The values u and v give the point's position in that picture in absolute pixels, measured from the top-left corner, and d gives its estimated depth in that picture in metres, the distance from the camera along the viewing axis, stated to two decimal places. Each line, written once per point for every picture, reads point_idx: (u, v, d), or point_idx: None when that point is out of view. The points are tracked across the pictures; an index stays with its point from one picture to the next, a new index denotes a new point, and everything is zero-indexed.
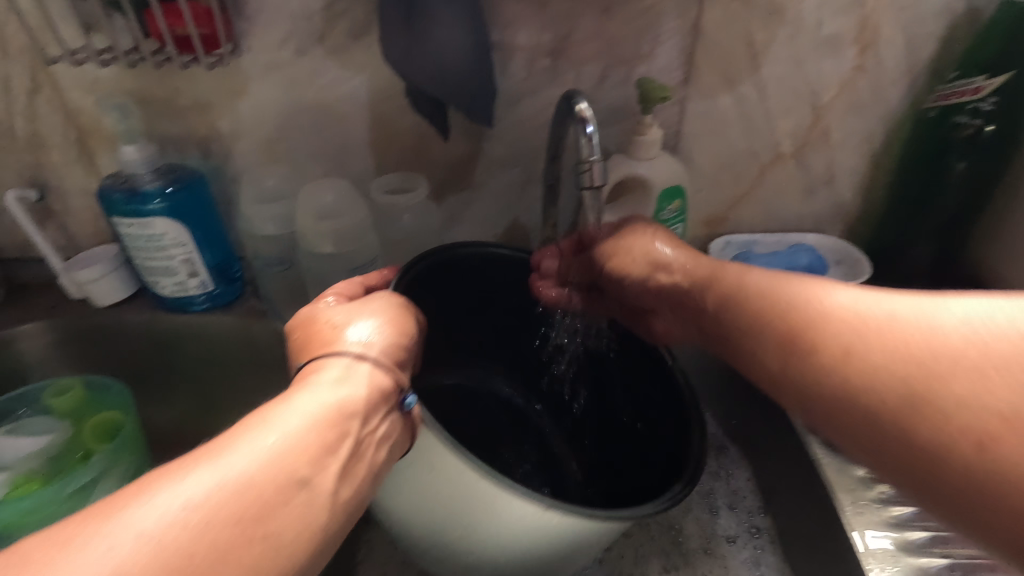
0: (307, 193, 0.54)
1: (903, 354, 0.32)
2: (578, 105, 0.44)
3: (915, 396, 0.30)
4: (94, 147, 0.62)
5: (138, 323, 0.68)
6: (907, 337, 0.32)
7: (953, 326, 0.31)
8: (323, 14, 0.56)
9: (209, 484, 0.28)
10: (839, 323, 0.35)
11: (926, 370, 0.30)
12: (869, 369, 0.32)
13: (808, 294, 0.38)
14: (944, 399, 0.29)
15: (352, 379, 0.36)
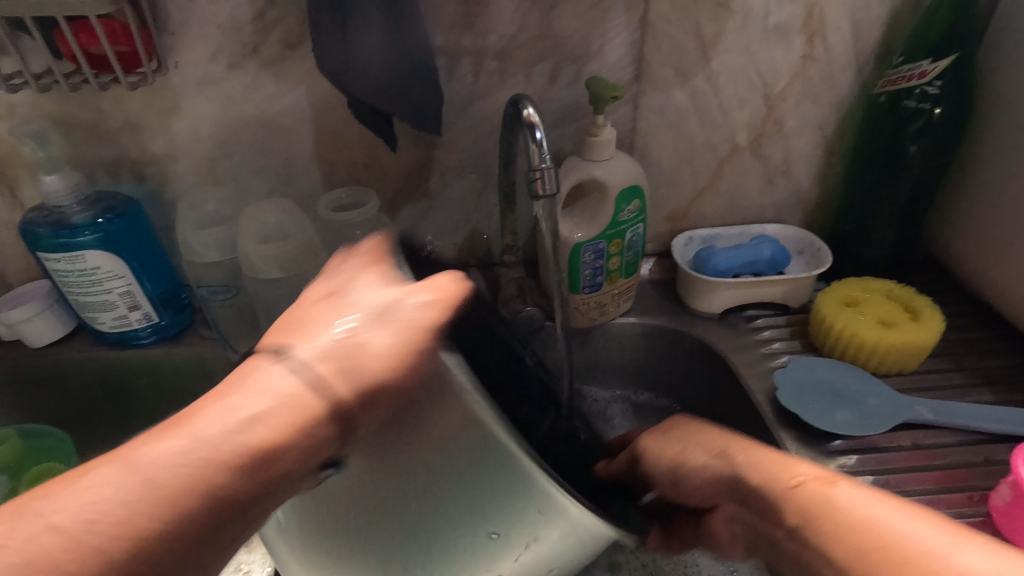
0: (248, 215, 0.51)
1: (784, 490, 0.36)
2: (525, 110, 0.44)
3: (755, 493, 0.37)
4: (15, 178, 0.58)
5: (77, 361, 0.63)
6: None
7: (784, 463, 0.37)
8: (254, 24, 0.53)
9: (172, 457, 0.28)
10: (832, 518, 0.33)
11: (766, 499, 0.37)
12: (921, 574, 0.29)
13: (842, 497, 0.34)
14: (864, 531, 0.32)
15: (179, 452, 0.28)
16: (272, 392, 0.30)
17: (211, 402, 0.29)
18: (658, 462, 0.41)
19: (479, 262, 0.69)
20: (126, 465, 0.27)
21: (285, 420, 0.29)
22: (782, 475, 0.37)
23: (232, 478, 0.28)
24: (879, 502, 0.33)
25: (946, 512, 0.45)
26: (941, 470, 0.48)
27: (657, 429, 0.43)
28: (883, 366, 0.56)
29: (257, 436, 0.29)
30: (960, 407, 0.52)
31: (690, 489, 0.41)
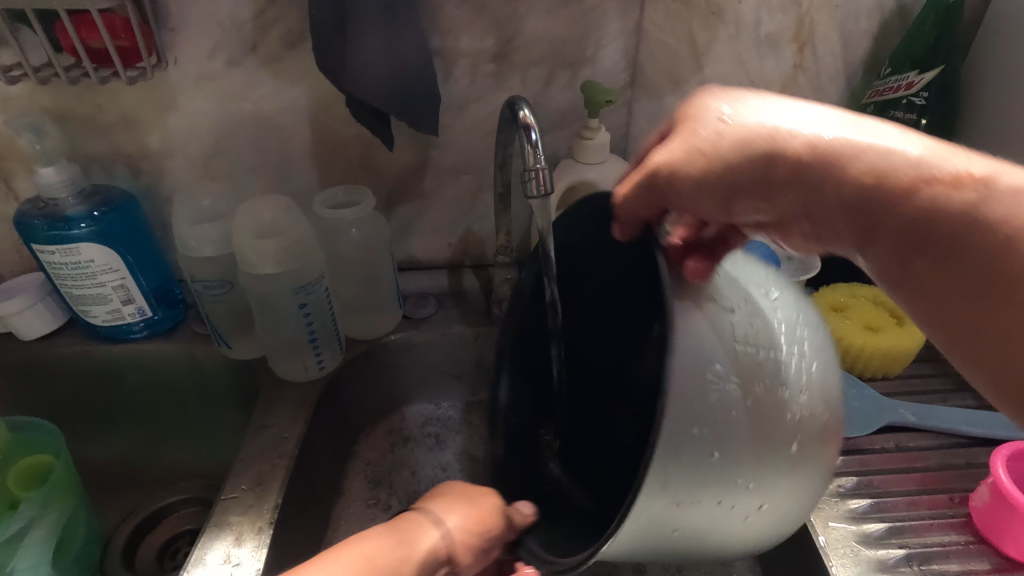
0: (244, 210, 0.51)
1: (844, 186, 0.29)
2: (520, 112, 0.45)
3: (820, 212, 0.31)
4: (10, 170, 0.58)
5: (68, 354, 0.63)
6: (905, 205, 0.28)
7: (865, 139, 0.29)
8: (254, 23, 0.53)
9: None
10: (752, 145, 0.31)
11: (812, 183, 0.30)
12: (901, 200, 0.28)
13: (786, 138, 0.30)
14: (968, 225, 0.26)
15: (361, 545, 0.37)
16: (438, 532, 0.39)
17: (370, 531, 0.38)
18: (681, 184, 0.33)
19: (472, 263, 0.69)
20: (353, 554, 0.36)
21: (473, 515, 0.41)
22: (768, 155, 0.30)
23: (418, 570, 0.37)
24: (960, 155, 0.28)
25: (926, 512, 0.46)
26: (923, 472, 0.49)
27: (683, 125, 0.33)
28: (868, 370, 0.57)
29: (455, 525, 0.40)
30: (940, 411, 0.53)
31: (704, 195, 0.32)
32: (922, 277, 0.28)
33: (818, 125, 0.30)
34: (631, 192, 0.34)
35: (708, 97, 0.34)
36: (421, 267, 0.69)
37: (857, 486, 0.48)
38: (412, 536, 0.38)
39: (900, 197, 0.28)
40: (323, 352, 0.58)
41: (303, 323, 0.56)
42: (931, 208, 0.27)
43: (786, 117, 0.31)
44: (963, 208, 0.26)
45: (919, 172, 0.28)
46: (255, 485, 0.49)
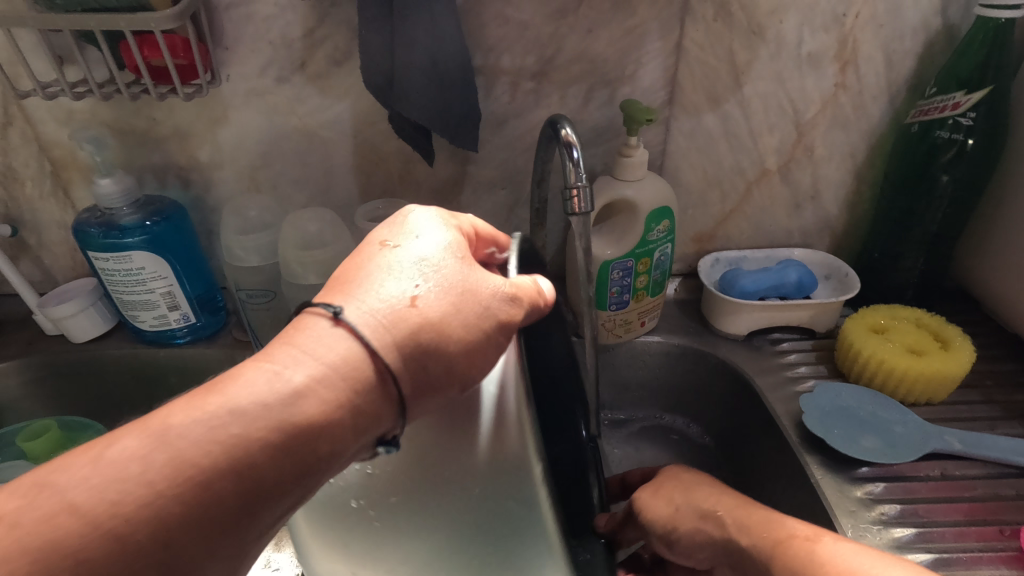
0: (291, 222, 0.53)
1: (744, 544, 0.38)
2: (562, 130, 0.45)
3: (743, 568, 0.38)
4: (69, 180, 0.61)
5: (116, 356, 0.65)
6: (778, 565, 0.35)
7: (718, 506, 0.40)
8: (304, 41, 0.55)
9: (194, 437, 0.27)
10: (684, 498, 0.42)
11: (743, 545, 0.38)
12: (757, 538, 0.37)
13: (698, 495, 0.41)
14: (798, 569, 0.34)
15: (320, 354, 0.31)
16: (347, 330, 0.32)
17: (319, 312, 0.32)
18: (653, 523, 0.41)
19: None
20: (293, 351, 0.31)
21: (450, 291, 0.34)
22: (718, 504, 0.40)
23: (363, 397, 0.31)
24: (849, 547, 0.34)
25: (974, 544, 0.44)
26: (970, 502, 0.47)
27: (674, 472, 0.44)
28: (910, 395, 0.55)
29: (430, 305, 0.33)
30: (989, 439, 0.51)
31: (663, 535, 0.41)
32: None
33: (731, 506, 0.40)
34: (647, 517, 0.41)
35: (674, 475, 0.44)
36: None
37: (901, 515, 0.47)
38: (299, 338, 0.31)
39: (777, 560, 0.35)
40: None
41: None
42: (793, 569, 0.34)
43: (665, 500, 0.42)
44: (818, 563, 0.34)
45: (791, 541, 0.36)
46: None
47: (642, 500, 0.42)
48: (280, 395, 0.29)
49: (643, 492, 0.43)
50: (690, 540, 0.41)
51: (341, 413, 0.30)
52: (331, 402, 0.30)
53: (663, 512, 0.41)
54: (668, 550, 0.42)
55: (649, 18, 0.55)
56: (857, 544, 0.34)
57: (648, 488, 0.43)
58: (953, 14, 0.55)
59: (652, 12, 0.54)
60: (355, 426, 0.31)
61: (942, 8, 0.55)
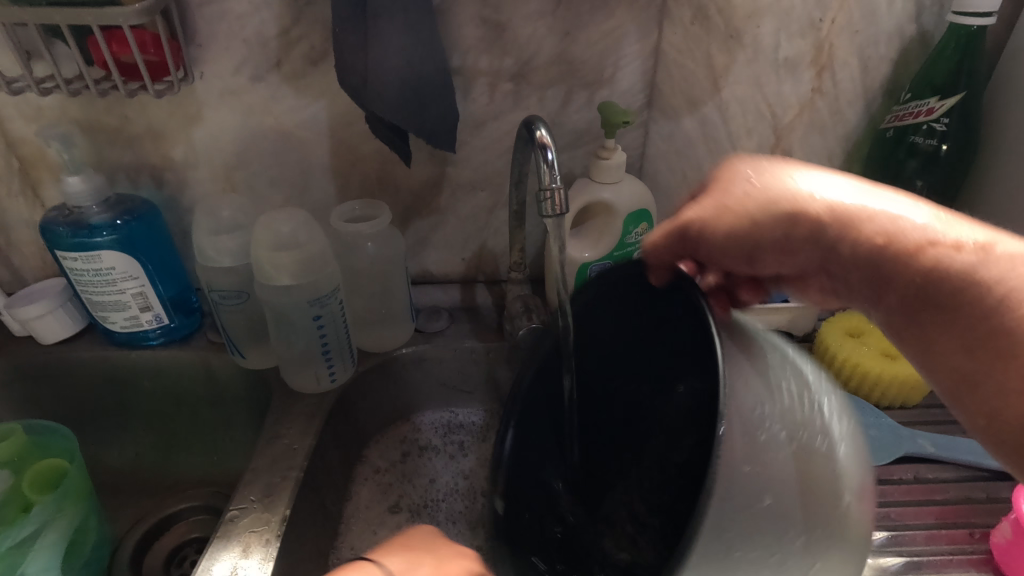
0: (264, 223, 0.52)
1: (859, 249, 0.33)
2: (537, 131, 0.45)
3: (834, 265, 0.34)
4: (38, 179, 0.60)
5: (86, 358, 0.64)
6: (892, 250, 0.32)
7: (870, 206, 0.33)
8: (279, 40, 0.54)
9: None
10: (748, 198, 0.36)
11: (825, 243, 0.34)
12: (842, 227, 0.33)
13: (799, 206, 0.34)
14: (931, 278, 0.30)
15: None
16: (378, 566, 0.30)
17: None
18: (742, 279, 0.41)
19: (485, 278, 0.69)
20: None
21: (409, 554, 0.31)
22: (778, 205, 0.35)
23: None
24: (963, 227, 0.31)
25: (945, 547, 0.45)
26: (941, 505, 0.48)
27: (711, 190, 0.38)
28: (885, 398, 0.56)
29: (387, 567, 0.30)
30: (961, 442, 0.52)
31: (734, 254, 0.38)
32: (879, 294, 0.33)
33: (836, 193, 0.34)
34: (664, 246, 0.39)
35: (741, 163, 0.37)
36: (435, 281, 0.70)
37: (874, 518, 0.47)
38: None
39: (887, 290, 0.32)
40: (335, 364, 0.58)
41: (317, 334, 0.56)
42: (878, 249, 0.32)
43: (813, 184, 0.35)
44: (922, 248, 0.31)
45: (904, 238, 0.31)
46: (264, 496, 0.49)
47: (726, 208, 0.37)
48: None
49: (759, 172, 0.36)
50: (774, 262, 0.37)
51: None
52: None
53: (683, 230, 0.38)
54: (730, 267, 0.39)
55: (626, 22, 0.55)
56: (982, 229, 0.31)
57: (748, 175, 0.36)
58: (927, 22, 0.56)
59: (630, 16, 0.55)
60: None
61: (915, 15, 0.56)
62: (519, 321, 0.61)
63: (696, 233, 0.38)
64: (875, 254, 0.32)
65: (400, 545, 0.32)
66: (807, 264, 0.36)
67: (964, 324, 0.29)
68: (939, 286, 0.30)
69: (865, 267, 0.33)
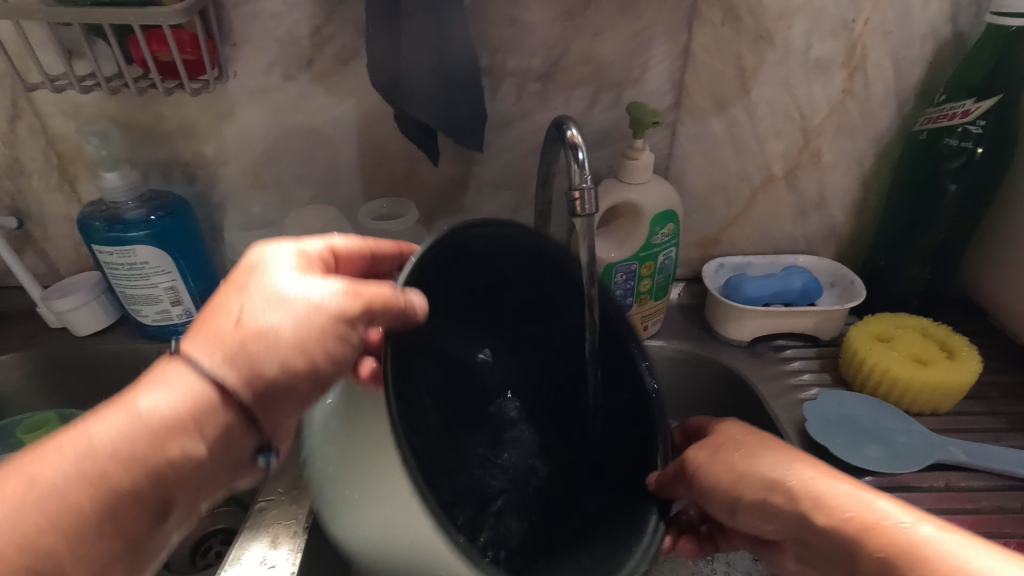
0: (294, 220, 0.53)
1: (831, 521, 0.35)
2: (568, 131, 0.45)
3: (799, 526, 0.37)
4: (75, 174, 0.61)
5: (118, 350, 0.65)
6: (857, 533, 0.35)
7: (830, 492, 0.36)
8: (311, 39, 0.55)
9: (115, 430, 0.31)
10: (732, 473, 0.39)
11: (801, 516, 0.37)
12: (816, 510, 0.36)
13: (772, 468, 0.38)
14: (887, 553, 0.33)
15: (171, 392, 0.33)
16: (183, 365, 0.33)
17: (233, 296, 0.35)
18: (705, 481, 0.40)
19: None
20: (161, 380, 0.33)
21: (297, 335, 0.34)
22: (729, 472, 0.40)
23: (211, 425, 0.33)
24: (914, 516, 0.34)
25: None
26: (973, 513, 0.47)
27: (703, 443, 0.42)
28: (914, 404, 0.55)
29: (259, 348, 0.33)
30: (998, 450, 0.51)
31: (720, 504, 0.40)
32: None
33: (822, 478, 0.37)
34: (686, 492, 0.40)
35: (735, 430, 0.43)
36: None
37: None
38: (166, 381, 0.33)
39: (855, 539, 0.35)
40: None
41: None
42: (842, 535, 0.35)
43: (801, 472, 0.38)
44: (882, 545, 0.34)
45: (875, 529, 0.34)
46: (291, 489, 0.51)
47: (719, 465, 0.40)
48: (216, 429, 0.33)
49: (738, 455, 0.40)
50: (750, 511, 0.39)
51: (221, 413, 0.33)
52: (271, 391, 0.34)
53: (674, 468, 0.41)
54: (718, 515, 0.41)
55: (656, 22, 0.55)
56: (927, 519, 0.34)
57: (727, 449, 0.41)
58: (963, 22, 0.55)
59: (659, 16, 0.54)
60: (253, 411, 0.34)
61: (952, 15, 0.55)
62: None
63: (691, 471, 0.40)
64: (839, 548, 0.35)
65: (298, 259, 0.38)
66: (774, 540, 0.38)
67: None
68: (899, 566, 0.33)
69: (829, 551, 0.36)
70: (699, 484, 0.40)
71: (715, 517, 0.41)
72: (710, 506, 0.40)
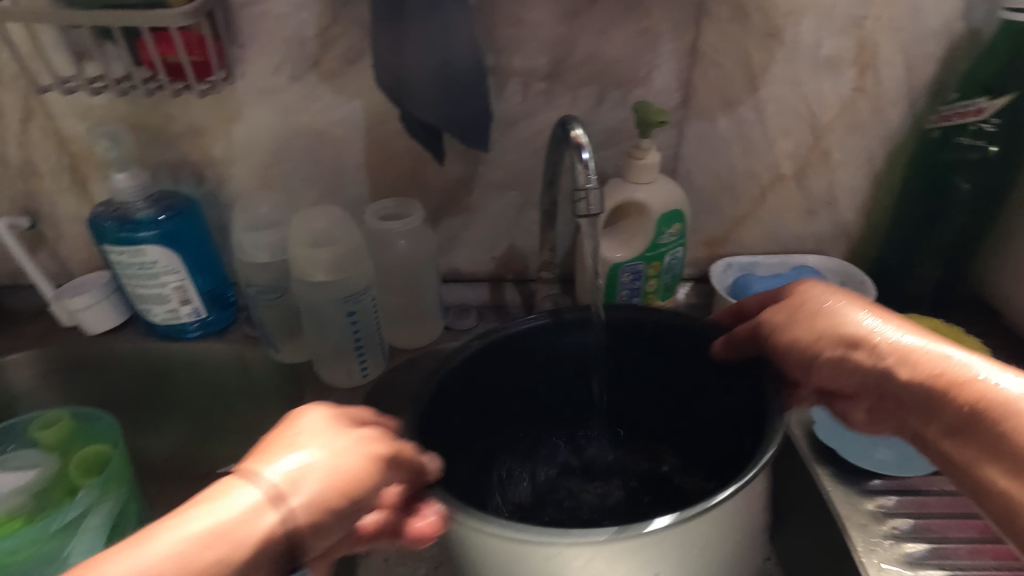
0: (300, 220, 0.54)
1: (915, 387, 0.35)
2: (573, 131, 0.45)
3: (893, 396, 0.37)
4: (86, 174, 0.62)
5: (127, 349, 0.66)
6: (941, 385, 0.34)
7: (924, 346, 0.36)
8: (317, 40, 0.55)
9: (164, 549, 0.28)
10: (830, 317, 0.40)
11: (885, 372, 0.37)
12: (903, 368, 0.36)
13: (858, 328, 0.39)
14: (977, 413, 0.32)
15: (234, 512, 0.30)
16: (264, 508, 0.30)
17: (279, 448, 0.34)
18: (789, 346, 0.42)
19: (514, 277, 0.70)
20: (209, 511, 0.30)
21: (334, 475, 0.33)
22: (819, 326, 0.41)
23: (252, 556, 0.29)
24: (1009, 373, 0.32)
25: (990, 562, 0.43)
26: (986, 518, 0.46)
27: (784, 304, 0.43)
28: None
29: (306, 491, 0.31)
30: None
31: (796, 357, 0.42)
32: (926, 430, 0.35)
33: (905, 334, 0.37)
34: (788, 341, 0.42)
35: (815, 288, 0.43)
36: (463, 279, 0.70)
37: (914, 530, 0.45)
38: (233, 497, 0.31)
39: (898, 368, 0.36)
40: (367, 360, 0.59)
41: (350, 330, 0.57)
42: (913, 378, 0.35)
43: (889, 326, 0.38)
44: (965, 399, 0.33)
45: (961, 386, 0.33)
46: None
47: (804, 331, 0.41)
48: (249, 529, 0.30)
49: (840, 300, 0.41)
50: (828, 372, 0.40)
51: (268, 521, 0.30)
52: (325, 520, 0.31)
53: (761, 321, 0.44)
54: (794, 374, 0.43)
55: (663, 20, 0.54)
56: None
57: (804, 301, 0.42)
58: (977, 18, 0.54)
59: (666, 14, 0.54)
60: (312, 538, 0.31)
61: (965, 11, 0.54)
62: None
63: (769, 339, 0.43)
64: (922, 397, 0.35)
65: (332, 420, 0.36)
66: (880, 407, 0.39)
67: (975, 429, 0.32)
68: (972, 422, 0.32)
69: (903, 399, 0.36)
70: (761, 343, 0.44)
71: (792, 378, 0.43)
72: (790, 364, 0.42)
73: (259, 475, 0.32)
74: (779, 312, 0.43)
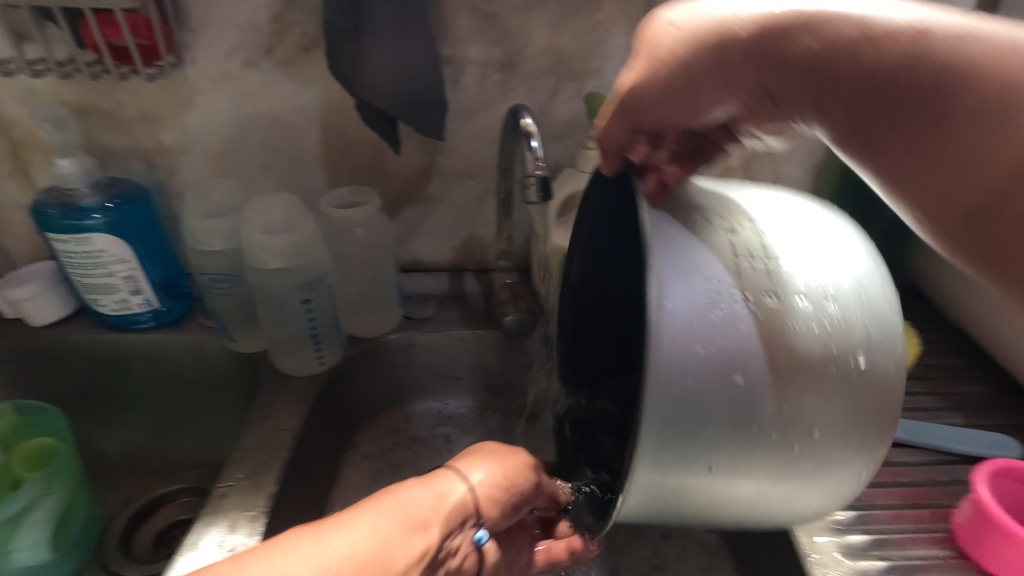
0: (255, 207, 0.53)
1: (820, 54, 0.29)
2: (523, 120, 0.46)
3: (799, 86, 0.30)
4: (29, 160, 0.60)
5: (74, 340, 0.64)
6: (864, 46, 0.27)
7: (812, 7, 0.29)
8: (271, 26, 0.55)
9: (359, 536, 0.33)
10: (683, 28, 0.33)
11: (774, 52, 0.30)
12: (804, 30, 0.29)
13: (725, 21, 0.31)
14: (922, 90, 0.26)
15: (430, 490, 0.38)
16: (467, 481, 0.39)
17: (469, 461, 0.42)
18: (656, 106, 0.34)
19: (474, 266, 0.70)
20: (392, 505, 0.36)
21: (500, 473, 0.41)
22: (674, 45, 0.33)
23: (447, 523, 0.37)
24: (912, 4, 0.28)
25: (910, 526, 0.46)
26: (908, 487, 0.49)
27: (636, 55, 0.35)
28: None
29: (484, 484, 0.40)
30: (936, 428, 0.53)
31: (673, 99, 0.34)
32: (852, 121, 0.29)
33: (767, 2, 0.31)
34: (655, 88, 0.34)
35: (662, 9, 0.35)
36: (424, 269, 0.71)
37: (843, 499, 0.48)
38: (440, 488, 0.39)
39: (792, 39, 0.29)
40: (324, 348, 0.59)
41: (306, 319, 0.57)
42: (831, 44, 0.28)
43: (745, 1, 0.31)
44: (896, 53, 0.27)
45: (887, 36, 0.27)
46: (251, 475, 0.51)
47: (672, 55, 0.33)
48: (442, 506, 0.38)
49: (689, 9, 0.33)
50: (712, 98, 0.33)
51: (463, 491, 0.39)
52: (505, 495, 0.40)
53: (622, 93, 0.36)
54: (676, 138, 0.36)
55: (614, 15, 0.56)
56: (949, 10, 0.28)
57: (667, 18, 0.34)
58: None
59: (618, 9, 0.56)
60: (493, 515, 0.40)
61: None
62: (507, 306, 0.63)
63: (638, 110, 0.35)
64: (845, 95, 0.28)
65: (499, 446, 0.44)
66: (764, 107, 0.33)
67: (921, 118, 0.26)
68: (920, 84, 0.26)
69: (825, 96, 0.29)
70: (632, 113, 0.35)
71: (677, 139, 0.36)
72: (667, 117, 0.35)
73: (453, 471, 0.40)
74: (637, 57, 0.35)
